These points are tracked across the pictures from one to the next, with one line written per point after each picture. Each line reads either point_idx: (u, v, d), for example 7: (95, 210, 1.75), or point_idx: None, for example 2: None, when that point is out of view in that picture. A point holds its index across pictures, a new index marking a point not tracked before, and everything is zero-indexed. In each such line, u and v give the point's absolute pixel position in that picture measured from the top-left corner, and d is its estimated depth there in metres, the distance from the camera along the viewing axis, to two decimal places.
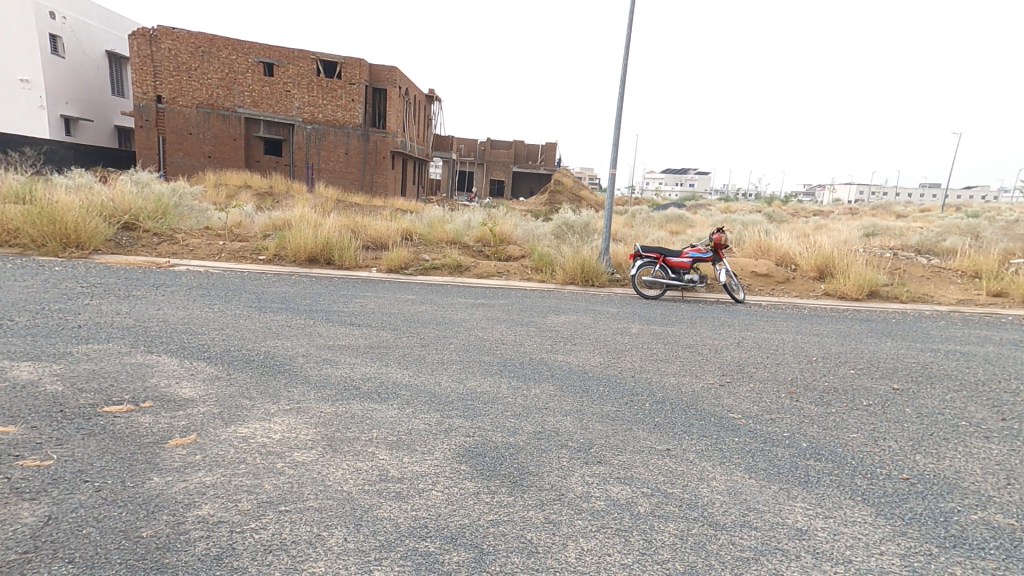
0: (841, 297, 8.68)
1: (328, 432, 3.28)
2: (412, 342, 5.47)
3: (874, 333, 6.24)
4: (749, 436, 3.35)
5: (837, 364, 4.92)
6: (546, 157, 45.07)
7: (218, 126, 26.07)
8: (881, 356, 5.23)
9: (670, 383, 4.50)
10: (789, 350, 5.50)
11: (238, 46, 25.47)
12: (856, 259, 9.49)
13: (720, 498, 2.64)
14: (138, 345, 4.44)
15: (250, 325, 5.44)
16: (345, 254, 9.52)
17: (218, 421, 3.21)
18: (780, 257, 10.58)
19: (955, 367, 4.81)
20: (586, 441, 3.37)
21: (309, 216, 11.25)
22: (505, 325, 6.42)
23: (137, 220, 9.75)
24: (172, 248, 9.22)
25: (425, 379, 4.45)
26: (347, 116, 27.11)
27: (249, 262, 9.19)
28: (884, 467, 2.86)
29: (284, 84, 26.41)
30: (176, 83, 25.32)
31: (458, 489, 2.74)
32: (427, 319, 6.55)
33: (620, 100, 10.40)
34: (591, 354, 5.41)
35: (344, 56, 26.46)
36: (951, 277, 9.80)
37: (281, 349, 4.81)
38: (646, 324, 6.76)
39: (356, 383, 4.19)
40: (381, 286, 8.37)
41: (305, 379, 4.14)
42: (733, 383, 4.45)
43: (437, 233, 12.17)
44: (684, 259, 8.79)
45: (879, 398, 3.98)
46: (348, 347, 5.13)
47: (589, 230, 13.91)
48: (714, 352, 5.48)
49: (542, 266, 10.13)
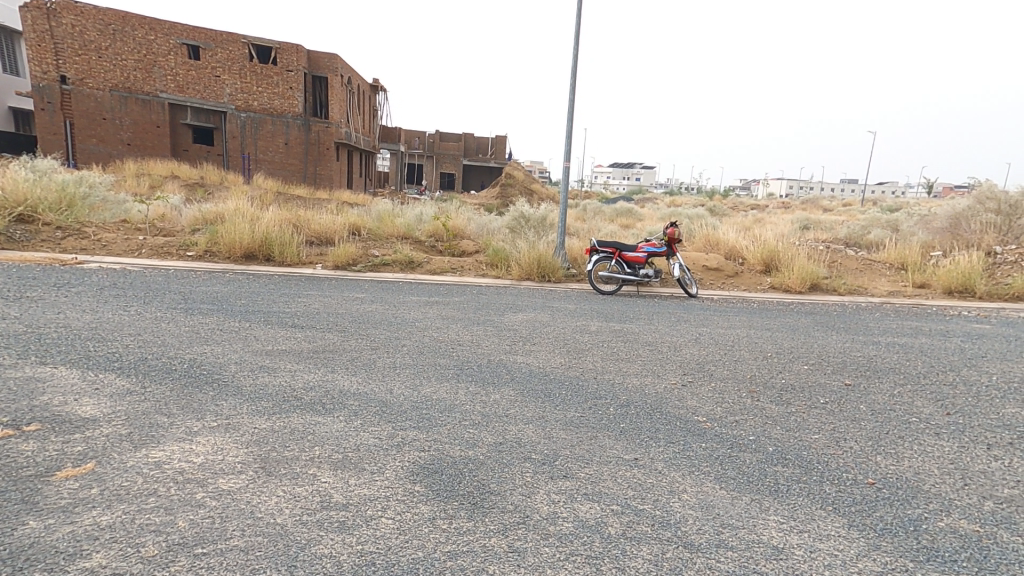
0: (786, 290, 8.95)
1: (261, 452, 2.89)
2: (360, 346, 5.07)
3: (820, 327, 6.42)
4: (715, 442, 3.26)
5: (790, 360, 4.98)
6: (498, 150, 44.77)
7: (140, 109, 24.01)
8: (830, 350, 5.34)
9: (632, 384, 4.39)
10: (744, 346, 5.54)
11: (158, 26, 23.51)
12: (798, 253, 9.84)
13: (692, 513, 2.50)
14: (28, 356, 3.82)
15: (174, 329, 4.87)
16: (286, 250, 8.89)
17: (125, 445, 2.75)
18: (728, 251, 10.85)
19: (897, 360, 4.96)
20: (550, 453, 3.17)
21: (244, 208, 10.48)
22: (461, 325, 6.13)
23: (36, 213, 8.69)
24: (80, 243, 8.27)
25: (375, 386, 4.10)
26: (286, 103, 25.65)
27: (175, 259, 8.40)
28: (850, 472, 2.81)
29: (213, 68, 24.64)
30: (84, 63, 23.02)
31: (411, 515, 2.45)
32: (377, 318, 6.15)
33: (569, 95, 10.27)
34: (551, 354, 5.23)
35: (279, 40, 24.95)
36: (881, 269, 10.34)
37: (210, 356, 4.31)
38: (604, 321, 6.66)
39: (298, 393, 3.78)
40: (326, 284, 7.85)
41: (237, 390, 3.70)
42: (694, 383, 4.39)
43: (386, 227, 11.66)
44: (639, 254, 8.79)
45: (834, 394, 4.00)
46: (288, 352, 4.68)
47: (545, 224, 13.78)
48: (673, 350, 5.44)
49: (497, 262, 9.89)
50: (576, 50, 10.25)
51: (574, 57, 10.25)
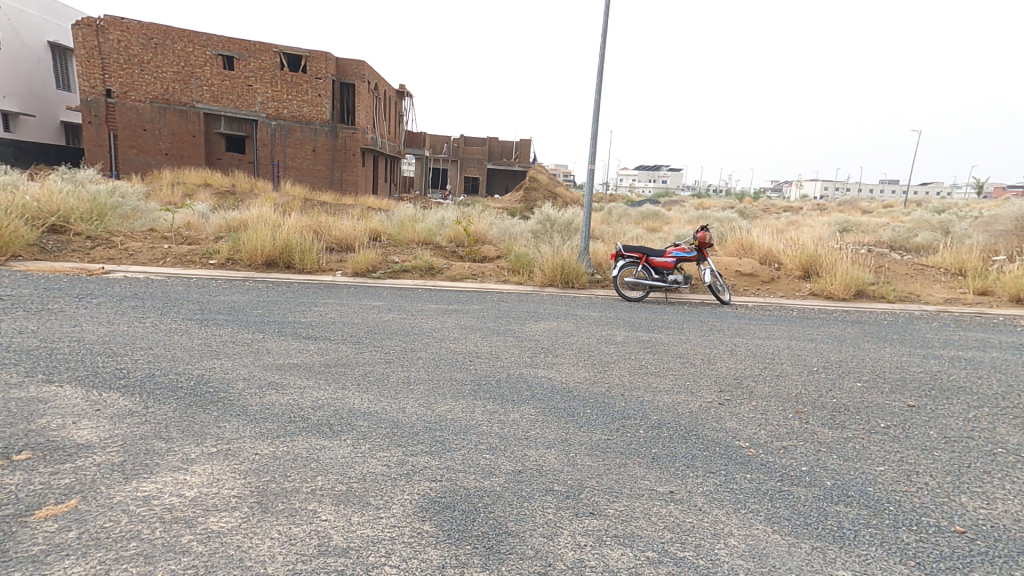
0: (828, 297, 8.39)
1: (259, 483, 2.65)
2: (375, 358, 4.85)
3: (871, 338, 5.90)
4: (762, 472, 2.88)
5: (841, 376, 4.51)
6: (521, 154, 44.62)
7: (175, 121, 24.71)
8: (885, 365, 4.85)
9: (664, 402, 4.03)
10: (787, 360, 5.09)
11: (195, 38, 24.14)
12: (841, 258, 9.23)
13: (743, 565, 2.15)
14: (35, 373, 3.71)
15: (186, 342, 4.73)
16: (307, 257, 8.81)
17: (115, 476, 2.56)
18: (763, 255, 10.30)
19: (967, 378, 4.43)
20: (575, 484, 2.86)
21: (268, 216, 10.47)
22: (480, 335, 5.86)
23: (68, 223, 8.82)
24: (108, 252, 8.35)
25: (387, 405, 3.85)
26: (314, 111, 25.99)
27: (198, 267, 8.39)
28: (931, 516, 2.40)
29: (245, 79, 25.15)
30: (126, 77, 23.85)
31: (418, 563, 2.17)
32: (394, 329, 5.93)
33: (598, 93, 9.94)
34: (574, 367, 4.90)
35: (308, 49, 25.30)
36: (935, 274, 9.60)
37: (218, 371, 4.14)
38: (631, 331, 6.28)
39: (304, 413, 3.56)
40: (344, 292, 7.69)
41: (242, 410, 3.49)
42: (733, 401, 4.00)
43: (408, 233, 11.51)
44: (667, 259, 8.39)
45: (896, 418, 3.55)
46: (299, 366, 4.48)
47: (569, 228, 13.43)
48: (708, 363, 5.04)
49: (519, 267, 9.61)
50: (605, 47, 9.91)
51: (602, 54, 9.91)
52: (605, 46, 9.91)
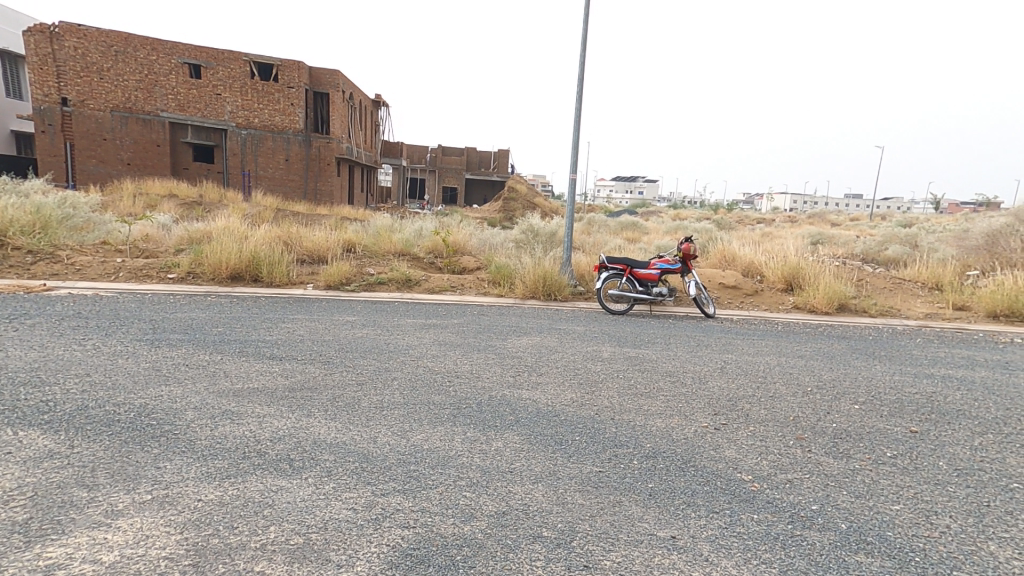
0: (811, 311, 8.33)
1: (196, 540, 2.26)
2: (344, 380, 4.46)
3: (860, 354, 5.79)
4: (770, 512, 2.63)
5: (837, 396, 4.33)
6: (501, 163, 44.40)
7: (138, 128, 23.79)
8: (880, 384, 4.69)
9: (657, 428, 3.77)
10: (779, 378, 4.90)
11: (159, 46, 23.35)
12: (823, 270, 9.21)
13: None
14: None
15: (132, 367, 4.27)
16: (276, 269, 8.36)
17: (14, 540, 2.15)
18: (745, 267, 10.24)
19: (964, 400, 4.29)
20: (566, 528, 2.56)
21: (233, 227, 9.97)
22: (459, 352, 5.53)
23: (6, 236, 8.17)
24: (53, 267, 7.76)
25: (356, 434, 3.47)
26: (286, 120, 25.36)
27: (155, 281, 7.86)
28: (962, 569, 2.16)
29: (213, 87, 24.39)
30: (85, 84, 22.89)
31: None
32: (367, 346, 5.55)
33: (577, 106, 9.77)
34: (560, 388, 4.61)
35: (280, 58, 24.73)
36: (913, 288, 9.67)
37: (165, 400, 3.71)
38: (617, 347, 6.04)
39: (260, 446, 3.17)
40: (315, 306, 7.25)
41: (188, 445, 3.08)
42: (729, 427, 3.77)
43: (383, 244, 11.10)
44: (651, 271, 8.21)
45: (902, 445, 3.35)
46: (259, 391, 4.07)
47: (550, 240, 13.22)
48: (699, 383, 4.81)
49: (500, 279, 9.30)
50: (584, 59, 9.77)
51: (582, 68, 9.78)
52: (584, 59, 9.77)
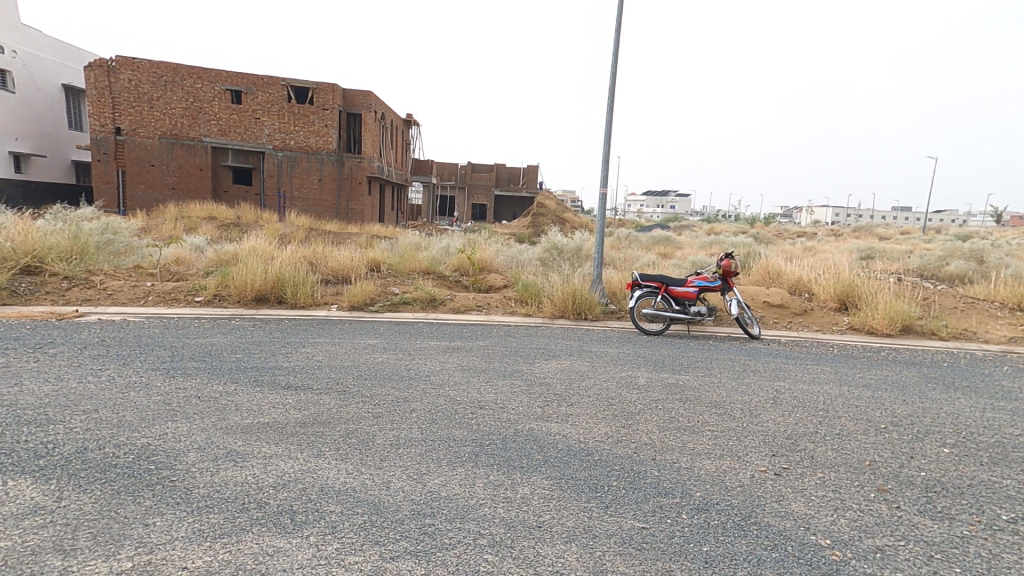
0: (870, 332, 7.62)
1: None
2: (360, 414, 4.13)
3: (935, 384, 5.15)
4: None
5: (920, 438, 3.79)
6: (529, 180, 44.41)
7: (182, 154, 24.83)
8: (968, 425, 4.09)
9: (707, 472, 3.30)
10: (844, 411, 4.35)
11: (203, 74, 24.35)
12: (883, 288, 8.47)
13: None
14: None
15: (141, 401, 4.06)
16: (300, 290, 8.24)
17: None
18: (793, 284, 9.56)
19: None
20: None
21: (261, 248, 9.97)
22: (483, 379, 5.14)
23: (43, 262, 8.35)
24: (85, 292, 7.85)
25: (368, 478, 3.14)
26: (320, 141, 25.94)
27: (182, 305, 7.85)
28: None
29: (253, 111, 25.21)
30: (136, 114, 24.15)
31: None
32: (387, 373, 5.25)
33: (610, 113, 9.43)
34: (594, 421, 4.15)
35: (316, 80, 25.47)
36: (988, 308, 8.78)
37: (169, 438, 3.46)
38: (655, 372, 5.55)
39: (262, 495, 2.86)
40: (337, 329, 7.04)
41: (183, 495, 2.80)
42: (793, 473, 3.26)
43: (409, 262, 10.92)
44: (688, 289, 7.68)
45: (1016, 506, 2.90)
46: (268, 427, 3.78)
47: (580, 255, 12.81)
48: (751, 416, 4.27)
49: (527, 298, 8.92)
50: (615, 73, 9.45)
51: (615, 73, 9.45)
52: (615, 74, 9.45)
